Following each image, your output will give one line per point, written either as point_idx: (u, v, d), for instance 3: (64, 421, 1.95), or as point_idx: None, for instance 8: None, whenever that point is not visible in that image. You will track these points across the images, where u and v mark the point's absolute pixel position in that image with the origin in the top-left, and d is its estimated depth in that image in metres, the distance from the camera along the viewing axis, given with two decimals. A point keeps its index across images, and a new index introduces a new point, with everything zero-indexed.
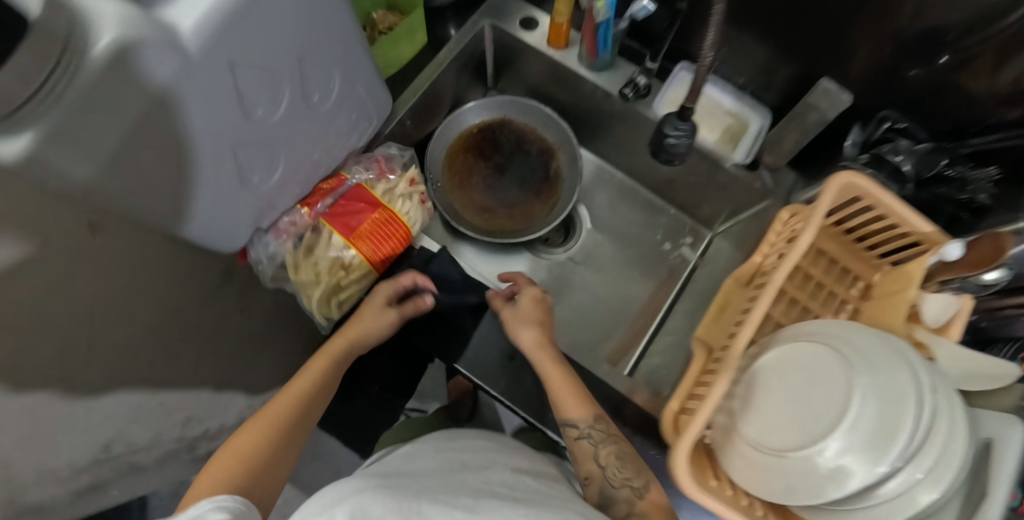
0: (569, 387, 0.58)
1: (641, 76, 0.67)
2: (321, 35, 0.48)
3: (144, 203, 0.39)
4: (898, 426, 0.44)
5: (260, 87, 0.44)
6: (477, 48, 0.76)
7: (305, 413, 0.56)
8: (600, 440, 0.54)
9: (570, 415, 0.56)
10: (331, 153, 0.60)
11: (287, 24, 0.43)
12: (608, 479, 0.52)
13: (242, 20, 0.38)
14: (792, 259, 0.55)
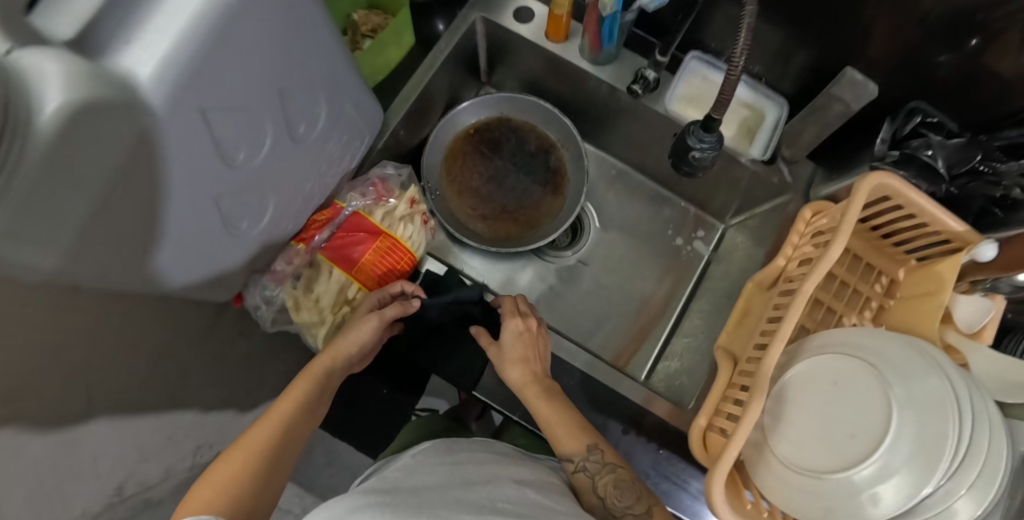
0: (561, 419, 0.53)
1: (650, 70, 0.62)
2: (297, 64, 0.44)
3: (116, 269, 0.35)
4: (935, 443, 0.44)
5: (236, 129, 0.41)
6: (467, 43, 0.70)
7: (289, 442, 0.46)
8: (597, 471, 0.50)
9: (566, 447, 0.52)
10: (323, 182, 0.57)
11: (256, 57, 0.39)
12: (609, 510, 0.49)
13: (206, 63, 0.34)
14: (826, 267, 0.51)
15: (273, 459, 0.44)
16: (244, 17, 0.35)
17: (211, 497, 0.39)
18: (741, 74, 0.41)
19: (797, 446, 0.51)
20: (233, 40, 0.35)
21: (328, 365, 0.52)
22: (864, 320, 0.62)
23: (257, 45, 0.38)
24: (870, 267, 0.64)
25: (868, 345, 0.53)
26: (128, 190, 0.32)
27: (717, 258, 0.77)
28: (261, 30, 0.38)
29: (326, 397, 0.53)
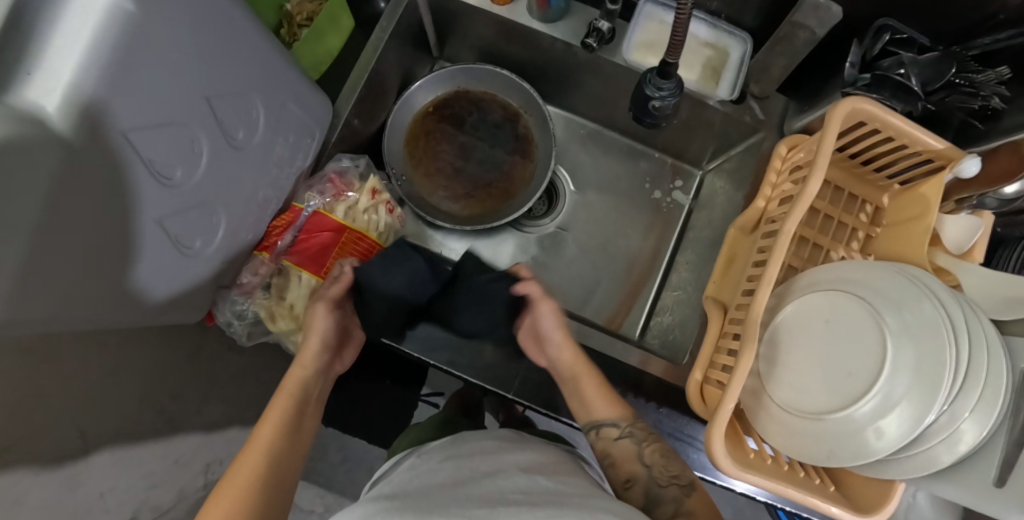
0: (598, 391, 0.56)
1: (603, 20, 0.58)
2: (219, 65, 0.41)
3: (71, 316, 0.33)
4: (934, 374, 0.44)
5: (167, 145, 0.38)
6: (409, 19, 0.66)
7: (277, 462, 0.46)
8: (644, 438, 0.53)
9: (612, 415, 0.54)
10: (276, 185, 0.54)
11: (172, 65, 0.36)
12: (654, 478, 0.51)
13: (115, 80, 0.31)
14: (805, 203, 0.50)
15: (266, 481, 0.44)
16: (146, 24, 0.32)
17: None
18: (690, 12, 0.38)
19: (796, 389, 0.51)
20: (140, 50, 0.32)
21: (300, 377, 0.52)
22: (851, 252, 0.60)
23: (170, 51, 0.35)
24: (853, 197, 0.62)
25: (853, 277, 0.52)
26: (62, 232, 0.30)
27: (699, 206, 0.75)
28: (170, 34, 0.35)
29: (308, 413, 0.52)
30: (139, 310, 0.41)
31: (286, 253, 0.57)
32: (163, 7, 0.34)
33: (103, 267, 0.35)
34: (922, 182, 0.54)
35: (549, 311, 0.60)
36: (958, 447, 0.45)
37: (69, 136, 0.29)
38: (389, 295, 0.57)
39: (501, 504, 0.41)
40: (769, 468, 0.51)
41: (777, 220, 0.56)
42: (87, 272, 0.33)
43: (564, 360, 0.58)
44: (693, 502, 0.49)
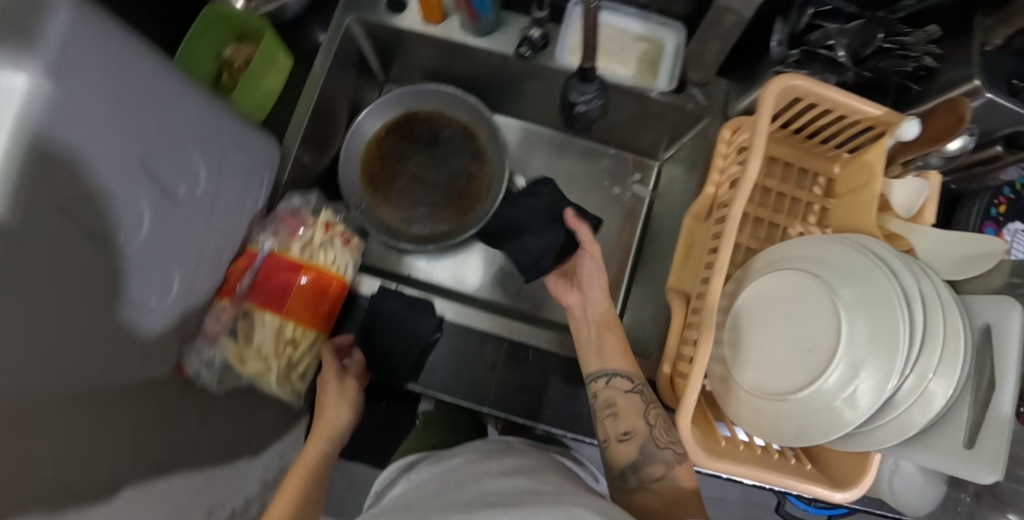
0: (616, 342, 0.57)
1: (534, 28, 0.60)
2: (149, 127, 0.42)
3: (30, 393, 0.33)
4: (892, 343, 0.44)
5: (106, 214, 0.38)
6: (350, 50, 0.68)
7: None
8: (651, 399, 0.53)
9: (629, 367, 0.55)
10: (229, 232, 0.55)
11: (101, 137, 0.36)
12: (653, 438, 0.51)
13: (52, 163, 0.31)
14: (747, 187, 0.50)
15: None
16: (73, 102, 0.33)
17: None
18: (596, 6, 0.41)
19: (760, 373, 0.51)
20: (70, 128, 0.33)
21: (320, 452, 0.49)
22: (809, 227, 0.60)
23: (99, 123, 0.36)
24: (804, 172, 0.62)
25: (805, 252, 0.52)
26: (19, 314, 0.30)
27: (659, 196, 0.75)
28: (97, 107, 0.35)
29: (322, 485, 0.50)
30: (101, 373, 0.41)
31: (248, 296, 0.59)
32: (87, 82, 0.34)
33: (57, 342, 0.35)
34: (866, 150, 0.54)
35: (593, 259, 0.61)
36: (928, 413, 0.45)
37: (20, 223, 0.29)
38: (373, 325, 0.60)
39: (483, 507, 0.41)
40: (742, 454, 0.51)
41: (727, 204, 0.56)
42: (41, 349, 0.33)
43: (597, 308, 0.59)
44: (681, 470, 0.50)
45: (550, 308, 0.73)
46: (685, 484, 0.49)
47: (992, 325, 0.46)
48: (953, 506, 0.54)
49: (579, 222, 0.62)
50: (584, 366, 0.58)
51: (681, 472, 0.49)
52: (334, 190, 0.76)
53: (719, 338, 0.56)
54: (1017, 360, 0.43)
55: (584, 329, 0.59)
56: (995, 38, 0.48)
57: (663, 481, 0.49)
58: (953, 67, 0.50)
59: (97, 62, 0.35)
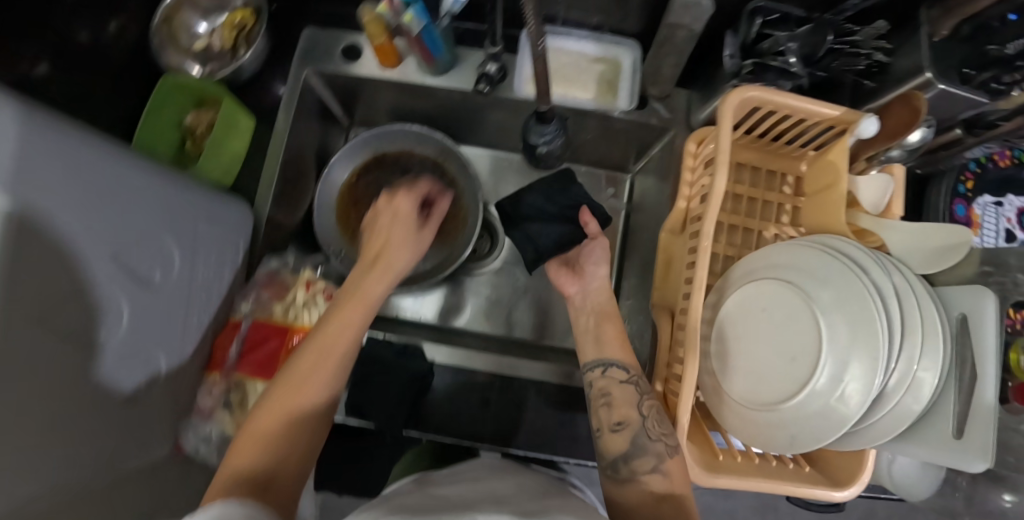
0: (616, 333, 0.55)
1: (490, 63, 0.60)
2: (119, 219, 0.42)
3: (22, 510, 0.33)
4: (872, 345, 0.45)
5: (85, 313, 0.39)
6: (310, 102, 0.68)
7: (344, 366, 0.45)
8: (646, 391, 0.51)
9: (625, 358, 0.53)
10: (210, 303, 0.55)
11: (70, 238, 0.37)
12: (646, 429, 0.48)
13: (21, 283, 0.31)
14: (716, 201, 0.51)
15: (333, 386, 0.43)
16: (40, 206, 0.33)
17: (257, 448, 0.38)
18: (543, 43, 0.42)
19: (749, 384, 0.51)
20: (40, 237, 0.33)
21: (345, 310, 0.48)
22: (783, 228, 0.61)
23: (65, 226, 0.36)
24: (772, 174, 0.62)
25: (781, 260, 0.52)
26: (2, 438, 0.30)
27: (634, 208, 0.75)
28: (62, 211, 0.36)
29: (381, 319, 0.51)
30: (93, 470, 0.41)
31: (235, 364, 0.57)
32: (53, 186, 0.35)
33: (42, 453, 0.34)
34: (829, 149, 0.55)
35: (601, 248, 0.61)
36: (915, 409, 0.46)
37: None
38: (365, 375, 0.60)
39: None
40: (741, 465, 0.52)
41: (699, 216, 0.56)
42: (28, 466, 0.33)
43: (598, 297, 0.58)
44: (673, 464, 0.47)
45: (540, 332, 0.73)
46: (675, 479, 0.47)
47: (967, 316, 0.47)
48: (953, 491, 0.55)
49: (591, 218, 0.63)
50: (582, 356, 0.55)
51: (672, 466, 0.47)
52: (310, 239, 0.76)
53: (706, 350, 0.57)
54: (994, 348, 0.44)
55: (584, 318, 0.57)
56: (940, 29, 0.48)
57: (654, 474, 0.46)
58: (905, 59, 0.51)
59: (57, 165, 0.35)
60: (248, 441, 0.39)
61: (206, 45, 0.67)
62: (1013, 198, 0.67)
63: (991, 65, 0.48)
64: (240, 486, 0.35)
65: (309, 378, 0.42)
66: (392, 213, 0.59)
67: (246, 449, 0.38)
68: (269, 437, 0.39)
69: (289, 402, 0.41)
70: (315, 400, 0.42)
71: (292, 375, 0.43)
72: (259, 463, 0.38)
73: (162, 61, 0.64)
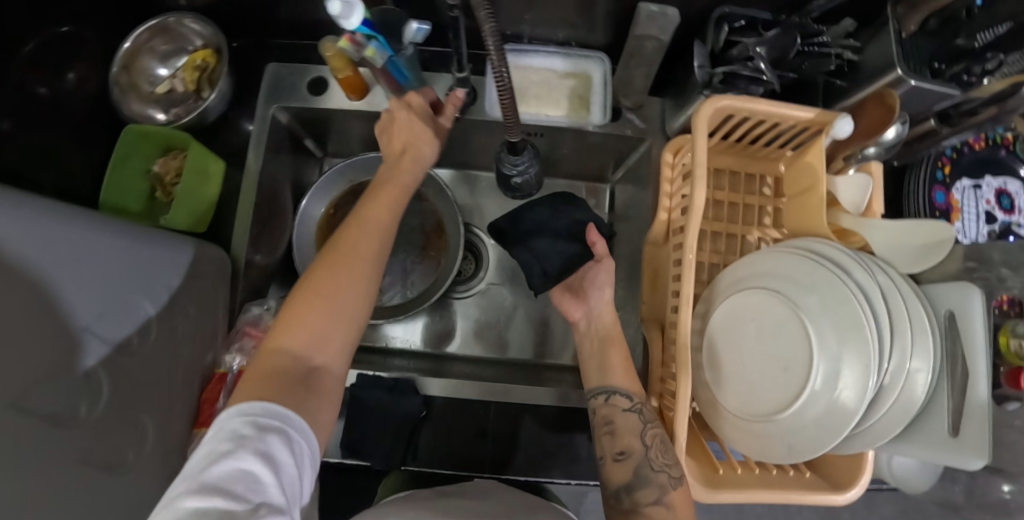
0: (622, 365, 0.55)
1: (459, 87, 0.60)
2: (96, 277, 0.42)
3: None
4: (861, 347, 0.45)
5: (64, 386, 0.38)
6: (280, 139, 0.67)
7: (375, 255, 0.45)
8: (649, 419, 0.51)
9: (622, 382, 0.54)
10: (194, 355, 0.54)
11: (47, 299, 0.37)
12: (649, 460, 0.49)
13: None
14: (697, 216, 0.50)
15: (365, 277, 0.44)
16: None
17: (292, 341, 0.40)
18: (512, 89, 0.40)
19: (745, 396, 0.51)
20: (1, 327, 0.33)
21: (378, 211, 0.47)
22: (766, 230, 0.61)
23: (36, 286, 0.37)
24: (751, 177, 0.62)
25: (766, 269, 0.52)
26: None
27: (617, 218, 0.74)
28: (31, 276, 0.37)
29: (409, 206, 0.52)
30: None
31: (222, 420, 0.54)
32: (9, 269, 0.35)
33: None
34: (806, 151, 0.55)
35: (606, 272, 0.60)
36: (912, 408, 0.46)
37: None
38: (359, 415, 0.59)
39: None
40: (743, 478, 0.52)
41: (682, 227, 0.56)
42: None
43: (602, 321, 0.58)
44: (676, 495, 0.47)
45: (532, 352, 0.72)
46: (680, 510, 0.47)
47: (955, 313, 0.47)
48: (951, 482, 0.55)
49: (598, 237, 0.60)
50: (587, 382, 0.57)
51: (676, 497, 0.47)
52: (291, 277, 0.75)
53: (698, 362, 0.57)
54: (984, 345, 0.44)
55: (588, 344, 0.59)
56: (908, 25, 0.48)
57: (656, 507, 0.47)
58: (875, 55, 0.50)
59: (25, 227, 0.37)
60: (288, 324, 0.40)
61: (168, 90, 0.65)
62: (990, 179, 0.68)
63: (959, 58, 0.49)
64: (284, 372, 0.38)
65: (344, 265, 0.43)
66: (410, 110, 0.54)
67: (288, 331, 0.40)
68: (307, 324, 0.41)
69: (317, 300, 0.41)
70: (349, 286, 0.43)
71: (326, 259, 0.43)
72: (300, 347, 0.40)
73: (126, 112, 0.62)
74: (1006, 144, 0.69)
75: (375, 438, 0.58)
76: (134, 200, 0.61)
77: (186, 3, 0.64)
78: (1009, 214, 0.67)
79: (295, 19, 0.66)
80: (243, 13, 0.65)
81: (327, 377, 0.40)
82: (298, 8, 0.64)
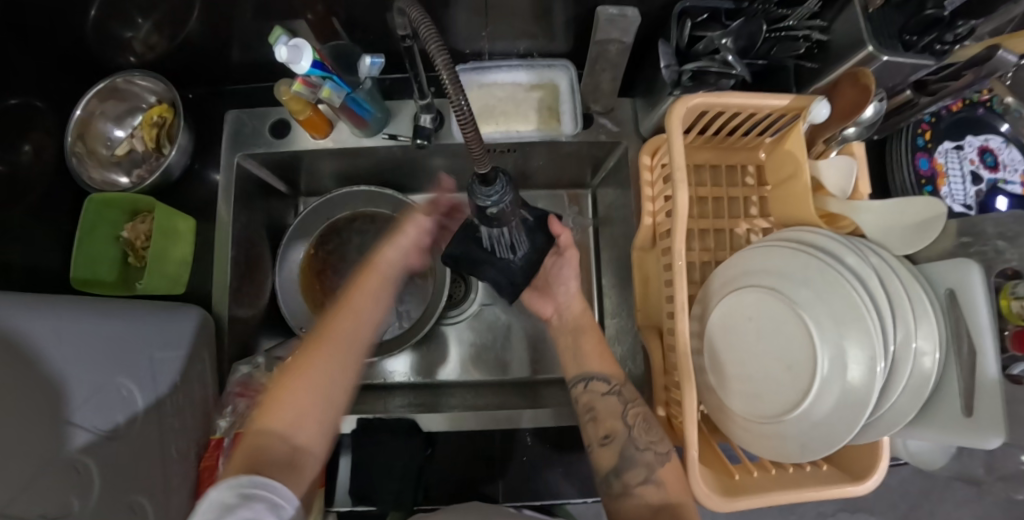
0: (599, 349, 0.57)
1: (423, 114, 0.58)
2: (92, 356, 0.43)
3: None
4: (862, 335, 0.44)
5: (52, 483, 0.37)
6: (250, 186, 0.65)
7: (360, 338, 0.49)
8: (630, 399, 0.53)
9: (602, 368, 0.55)
10: (184, 420, 0.53)
11: (32, 385, 0.37)
12: (633, 440, 0.50)
13: None
14: (682, 220, 0.48)
15: (348, 359, 0.46)
16: None
17: (279, 421, 0.41)
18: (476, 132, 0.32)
19: (753, 397, 0.50)
20: None
21: (363, 298, 0.52)
22: (754, 221, 0.59)
23: (20, 373, 0.37)
24: (732, 168, 0.61)
25: (757, 265, 0.51)
26: None
27: (601, 223, 0.74)
28: (12, 365, 0.36)
29: (394, 290, 0.56)
30: None
31: None
32: None
33: None
34: (785, 139, 0.54)
35: (569, 263, 0.61)
36: (926, 387, 0.45)
37: None
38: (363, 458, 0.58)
39: None
40: (759, 481, 0.50)
41: (668, 230, 0.55)
42: None
43: (572, 311, 0.60)
44: (665, 472, 0.49)
45: (534, 368, 0.71)
46: (670, 488, 0.48)
47: (955, 291, 0.46)
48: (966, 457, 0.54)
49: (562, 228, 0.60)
50: (566, 370, 0.58)
51: (665, 474, 0.48)
52: (280, 322, 0.74)
53: (700, 364, 0.56)
54: (990, 317, 0.43)
55: (563, 337, 0.60)
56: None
57: (646, 485, 0.48)
58: (842, 33, 0.49)
59: None
60: (274, 404, 0.42)
61: (128, 150, 0.65)
62: (971, 139, 0.67)
63: (929, 28, 0.48)
64: (268, 451, 0.39)
65: (329, 349, 0.46)
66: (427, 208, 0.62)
67: (274, 412, 0.42)
68: (292, 406, 0.42)
69: (303, 386, 0.43)
70: (332, 368, 0.45)
71: (311, 344, 0.46)
72: (285, 427, 0.41)
73: (89, 180, 0.61)
74: (984, 101, 0.67)
75: (381, 480, 0.57)
76: (108, 268, 0.60)
77: (135, 59, 0.62)
78: (994, 172, 0.66)
79: (250, 61, 0.64)
80: (194, 62, 0.63)
81: (307, 457, 0.41)
82: (251, 51, 0.62)
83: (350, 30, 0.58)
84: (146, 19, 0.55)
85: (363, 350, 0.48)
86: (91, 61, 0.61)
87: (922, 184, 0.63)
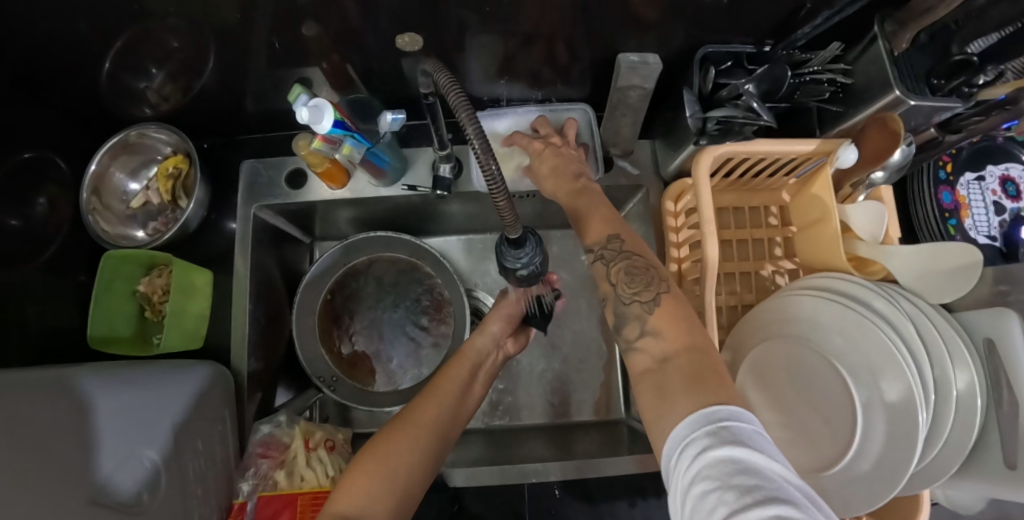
0: (599, 212, 0.47)
1: (443, 163, 0.58)
2: (124, 425, 0.46)
3: None
4: (898, 379, 0.43)
5: None
6: (267, 235, 0.65)
7: (439, 421, 0.51)
8: (614, 256, 0.43)
9: (591, 237, 0.46)
10: (204, 491, 0.51)
11: None
12: (620, 296, 0.42)
13: None
14: (712, 271, 0.48)
15: (427, 444, 0.48)
16: None
17: (359, 494, 0.41)
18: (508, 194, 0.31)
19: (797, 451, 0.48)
20: None
21: (461, 374, 0.56)
22: (779, 262, 0.59)
23: None
24: (755, 209, 0.61)
25: (786, 314, 0.51)
26: None
27: None
28: None
29: (481, 375, 0.59)
30: None
31: None
32: None
33: None
34: (813, 182, 0.53)
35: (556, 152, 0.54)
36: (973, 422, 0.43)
37: None
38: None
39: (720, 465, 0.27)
40: None
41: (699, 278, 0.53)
42: None
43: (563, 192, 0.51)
44: (661, 320, 0.39)
45: (557, 412, 0.70)
46: (673, 339, 0.37)
47: (993, 340, 0.44)
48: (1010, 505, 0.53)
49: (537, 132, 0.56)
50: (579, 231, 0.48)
51: (659, 322, 0.39)
52: (298, 371, 0.73)
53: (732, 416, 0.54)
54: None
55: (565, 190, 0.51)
56: (901, 43, 0.47)
57: (645, 339, 0.39)
58: (869, 74, 0.49)
59: None
60: (350, 486, 0.42)
61: (143, 202, 0.64)
62: (991, 168, 0.66)
63: (959, 72, 0.47)
64: None
65: (404, 434, 0.47)
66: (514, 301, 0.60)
67: (345, 496, 0.41)
68: (371, 485, 0.42)
69: (377, 475, 0.43)
70: (407, 454, 0.46)
71: (393, 430, 0.48)
72: (355, 509, 0.40)
73: (105, 234, 0.60)
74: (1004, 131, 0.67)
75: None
76: (124, 324, 0.59)
77: (150, 111, 0.61)
78: (1017, 201, 0.65)
79: (264, 111, 0.64)
80: (209, 113, 0.63)
81: None
82: (266, 101, 0.62)
83: (369, 83, 0.58)
84: (161, 70, 0.54)
85: (444, 432, 0.50)
86: (105, 115, 0.60)
87: (946, 218, 0.62)
